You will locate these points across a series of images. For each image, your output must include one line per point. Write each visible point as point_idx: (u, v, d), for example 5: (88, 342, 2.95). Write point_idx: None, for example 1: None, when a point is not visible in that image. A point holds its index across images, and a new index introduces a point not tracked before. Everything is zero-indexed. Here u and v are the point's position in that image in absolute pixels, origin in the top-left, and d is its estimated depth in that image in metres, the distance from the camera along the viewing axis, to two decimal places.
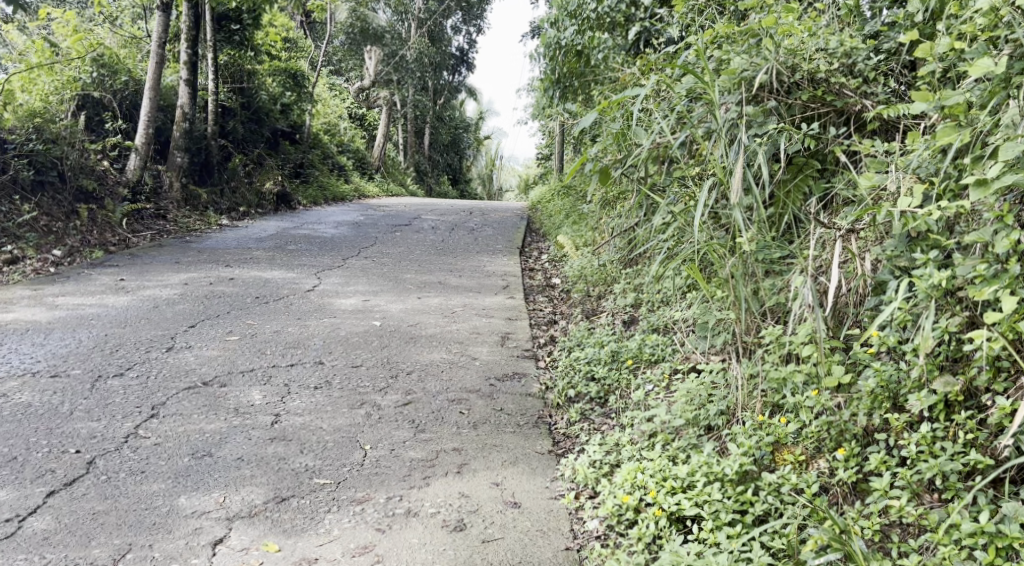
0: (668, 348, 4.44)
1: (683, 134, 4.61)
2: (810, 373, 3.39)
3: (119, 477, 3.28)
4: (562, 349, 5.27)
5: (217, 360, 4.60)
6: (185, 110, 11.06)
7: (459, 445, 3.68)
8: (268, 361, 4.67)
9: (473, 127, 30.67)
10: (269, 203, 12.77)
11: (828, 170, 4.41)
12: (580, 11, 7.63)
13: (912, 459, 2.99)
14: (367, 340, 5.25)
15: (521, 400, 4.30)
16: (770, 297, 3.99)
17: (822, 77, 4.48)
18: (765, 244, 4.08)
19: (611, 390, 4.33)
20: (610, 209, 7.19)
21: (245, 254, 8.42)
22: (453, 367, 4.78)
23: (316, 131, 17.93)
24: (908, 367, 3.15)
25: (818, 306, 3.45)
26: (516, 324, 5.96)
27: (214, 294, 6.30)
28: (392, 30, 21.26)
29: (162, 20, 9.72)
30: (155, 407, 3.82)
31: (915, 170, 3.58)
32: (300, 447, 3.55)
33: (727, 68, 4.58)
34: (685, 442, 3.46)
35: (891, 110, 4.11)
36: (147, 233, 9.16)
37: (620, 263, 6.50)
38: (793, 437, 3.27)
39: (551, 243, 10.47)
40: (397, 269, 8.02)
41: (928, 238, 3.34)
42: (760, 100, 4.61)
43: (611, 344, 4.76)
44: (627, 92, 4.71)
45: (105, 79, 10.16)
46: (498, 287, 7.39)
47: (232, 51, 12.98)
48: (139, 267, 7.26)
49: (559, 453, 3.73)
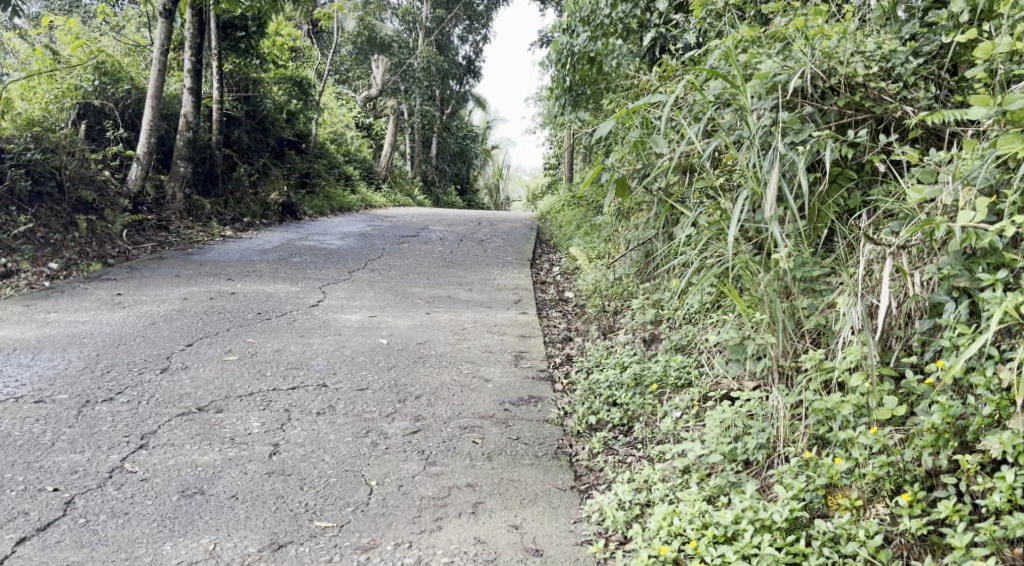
0: (696, 372, 4.14)
1: (713, 143, 4.30)
2: (859, 403, 3.11)
3: (99, 520, 2.99)
4: (579, 371, 4.98)
5: (214, 384, 4.31)
6: (189, 118, 10.81)
7: (474, 480, 3.38)
8: (268, 384, 4.38)
9: (481, 136, 30.50)
10: (275, 214, 12.54)
11: (865, 181, 4.13)
12: (593, 17, 7.35)
13: (993, 511, 2.72)
14: (373, 359, 4.97)
15: (538, 427, 4.01)
16: (809, 318, 3.72)
17: (860, 82, 4.20)
18: (804, 260, 3.81)
19: (635, 416, 4.08)
20: (627, 221, 6.89)
21: (248, 266, 8.16)
22: (465, 390, 4.49)
23: (323, 140, 17.75)
24: (977, 401, 2.87)
25: (868, 330, 3.20)
26: (530, 341, 5.66)
27: (214, 310, 6.03)
28: (399, 39, 21.15)
29: (165, 27, 9.48)
30: (145, 436, 3.53)
31: (971, 181, 3.31)
32: (300, 483, 3.25)
33: (759, 73, 4.29)
34: (723, 480, 3.19)
35: (937, 116, 3.85)
36: (148, 245, 8.90)
37: (638, 277, 6.21)
38: (846, 477, 2.98)
39: (562, 255, 10.17)
40: (405, 282, 7.74)
41: (991, 255, 3.11)
42: (793, 107, 4.35)
43: (633, 367, 4.46)
44: (647, 97, 4.41)
45: (107, 87, 9.94)
46: (510, 301, 7.11)
47: (237, 59, 12.80)
48: (138, 281, 7.00)
49: (583, 489, 3.44)
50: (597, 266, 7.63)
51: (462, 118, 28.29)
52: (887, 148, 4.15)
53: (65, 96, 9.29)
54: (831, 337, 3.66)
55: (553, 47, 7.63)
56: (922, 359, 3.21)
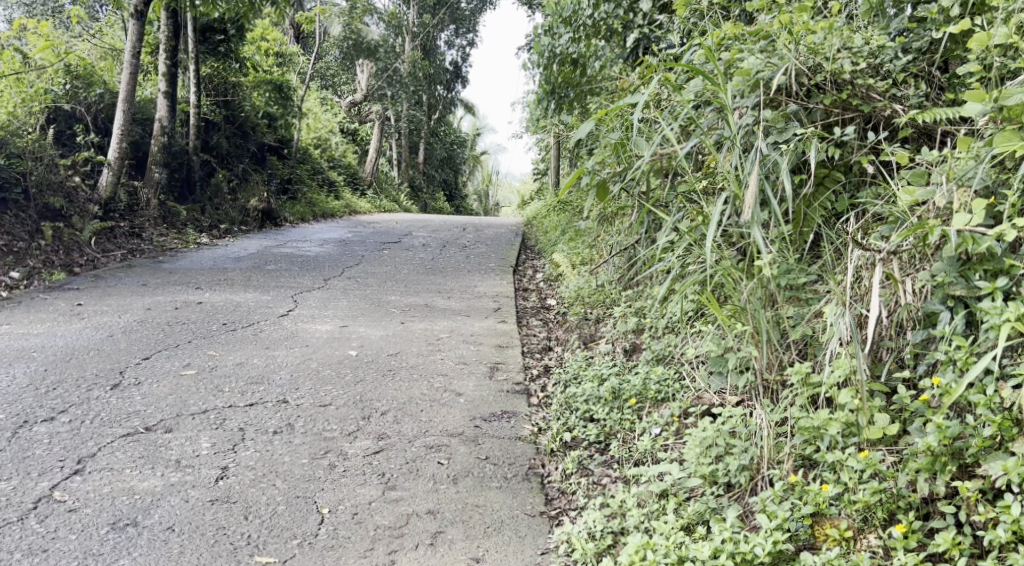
0: (677, 386, 3.92)
1: (694, 143, 4.07)
2: (848, 421, 2.91)
3: (14, 558, 2.77)
4: (557, 384, 4.74)
5: (166, 401, 4.05)
6: (163, 123, 10.53)
7: (435, 506, 3.17)
8: (225, 401, 4.13)
9: (469, 141, 30.27)
10: (254, 220, 12.29)
11: (853, 183, 3.92)
12: (575, 17, 7.08)
13: (995, 544, 2.51)
14: (340, 372, 4.73)
15: (510, 446, 3.78)
16: (795, 328, 3.50)
17: (847, 79, 3.98)
18: (789, 267, 3.61)
19: (612, 433, 3.85)
20: (610, 226, 6.67)
21: (219, 275, 7.90)
22: (434, 405, 4.24)
23: (306, 146, 17.47)
24: (977, 421, 2.65)
25: (858, 342, 2.99)
26: (507, 352, 5.42)
27: (178, 321, 5.77)
28: (385, 44, 20.90)
29: (135, 30, 9.18)
30: (81, 460, 3.29)
31: (966, 181, 3.10)
32: (244, 512, 3.04)
33: (740, 69, 4.06)
34: (702, 505, 2.97)
35: (928, 115, 3.67)
36: (118, 253, 8.61)
37: (621, 284, 5.98)
38: (835, 505, 2.77)
39: (546, 261, 9.95)
40: (382, 290, 7.49)
41: (988, 261, 2.90)
42: (777, 105, 4.10)
43: (612, 380, 4.23)
44: (625, 98, 4.17)
45: (79, 91, 9.71)
46: (490, 310, 6.86)
47: (216, 62, 12.68)
48: (102, 290, 6.74)
49: (552, 516, 3.22)
50: (580, 273, 7.40)
51: (450, 123, 28.03)
52: (875, 148, 3.96)
53: (32, 99, 8.81)
54: (818, 349, 3.45)
55: (535, 48, 7.39)
56: (915, 374, 3.00)
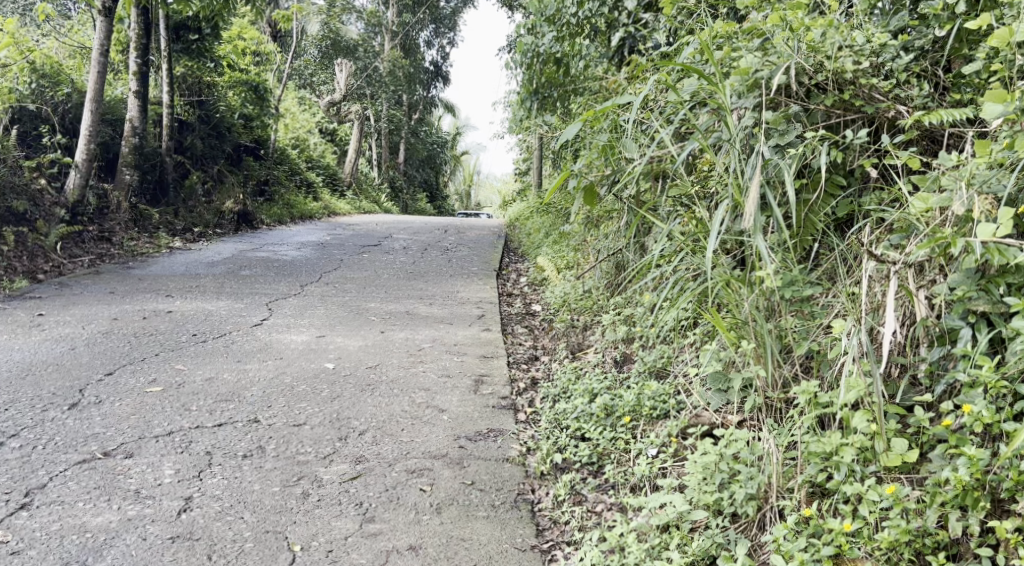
0: (673, 403, 3.71)
1: (690, 145, 3.83)
2: (863, 445, 2.71)
3: None
4: (545, 398, 4.52)
5: (127, 422, 3.78)
6: (134, 123, 10.21)
7: (418, 541, 2.97)
8: (191, 420, 3.88)
9: (451, 141, 30.03)
10: (230, 223, 12.01)
11: (856, 188, 3.72)
12: (558, 16, 6.84)
13: None
14: (315, 388, 4.46)
15: (497, 468, 3.54)
16: (800, 343, 3.28)
17: (849, 78, 3.77)
18: (793, 279, 3.37)
19: (606, 454, 3.63)
20: (597, 229, 6.46)
21: (191, 281, 7.61)
22: (416, 423, 4.00)
23: (284, 146, 17.14)
24: (1010, 452, 2.47)
25: (874, 360, 2.77)
26: (492, 363, 5.18)
27: (145, 332, 5.50)
28: (365, 43, 20.64)
29: (103, 26, 8.85)
30: (29, 493, 3.08)
31: (987, 188, 2.89)
32: (207, 551, 2.84)
33: (738, 68, 3.83)
34: (707, 541, 2.80)
35: (934, 116, 3.48)
36: (85, 259, 8.31)
37: (609, 291, 5.77)
38: (859, 546, 2.58)
39: (530, 265, 9.72)
40: (361, 297, 7.24)
41: (1011, 274, 2.70)
42: (777, 106, 3.87)
43: (604, 396, 4.02)
44: (614, 99, 3.96)
45: (45, 91, 9.40)
46: (473, 316, 6.63)
47: (190, 61, 12.43)
48: (66, 299, 6.45)
49: (544, 550, 3.02)
50: (565, 278, 7.19)
51: (430, 123, 27.79)
52: (879, 152, 3.75)
53: None
54: (824, 366, 3.22)
55: (518, 48, 7.18)
56: (934, 395, 2.80)
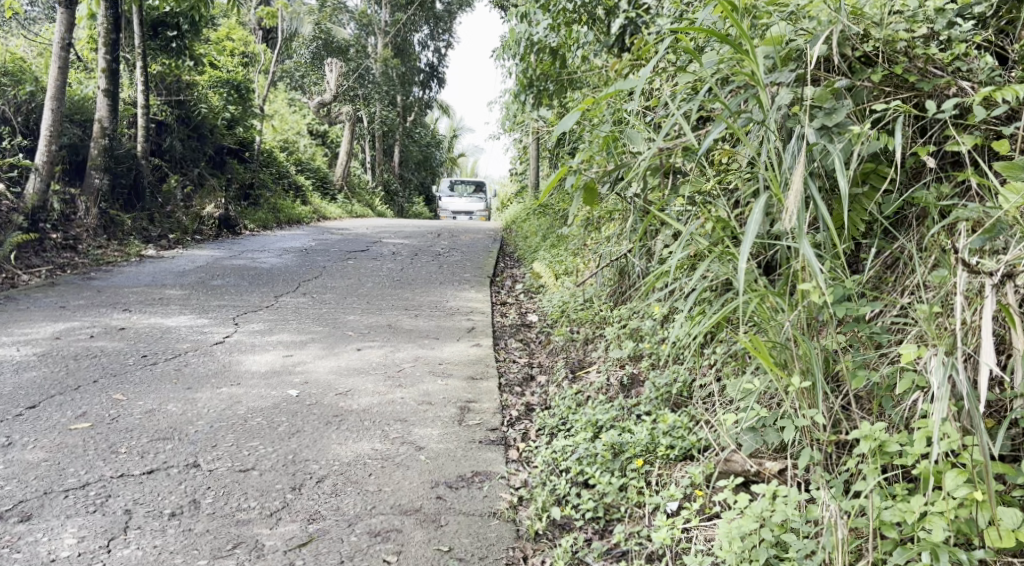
0: (695, 440, 3.09)
1: (713, 130, 3.15)
2: (957, 516, 2.15)
3: None
4: (541, 430, 3.87)
5: (33, 472, 3.14)
6: (105, 125, 9.49)
7: None
8: (114, 466, 3.22)
9: (446, 143, 29.39)
10: (210, 228, 11.32)
11: (909, 179, 3.09)
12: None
13: None
14: (272, 422, 3.79)
15: (482, 527, 2.90)
16: (857, 374, 2.64)
17: (904, 48, 3.11)
18: (846, 293, 2.75)
19: (613, 508, 2.99)
20: (597, 231, 5.81)
21: (155, 293, 6.95)
22: (387, 466, 3.34)
23: (270, 149, 16.46)
24: None
25: (978, 406, 2.16)
26: (481, 385, 4.52)
27: (88, 355, 4.83)
28: (358, 43, 19.88)
29: (65, 19, 8.17)
30: None
31: None
32: None
33: (769, 37, 3.17)
34: None
35: (1010, 90, 2.81)
36: (43, 269, 7.64)
37: (613, 301, 5.12)
38: None
39: (526, 271, 9.07)
40: (340, 308, 6.58)
41: None
42: (817, 82, 3.20)
43: (610, 431, 3.38)
44: (619, 83, 3.28)
45: (6, 89, 8.73)
46: (462, 329, 5.95)
47: (167, 59, 11.56)
48: (9, 316, 5.78)
49: None
50: (563, 285, 6.55)
51: (426, 126, 27.10)
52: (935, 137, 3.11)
53: None
54: (887, 402, 2.58)
55: (510, 36, 6.44)
56: None
